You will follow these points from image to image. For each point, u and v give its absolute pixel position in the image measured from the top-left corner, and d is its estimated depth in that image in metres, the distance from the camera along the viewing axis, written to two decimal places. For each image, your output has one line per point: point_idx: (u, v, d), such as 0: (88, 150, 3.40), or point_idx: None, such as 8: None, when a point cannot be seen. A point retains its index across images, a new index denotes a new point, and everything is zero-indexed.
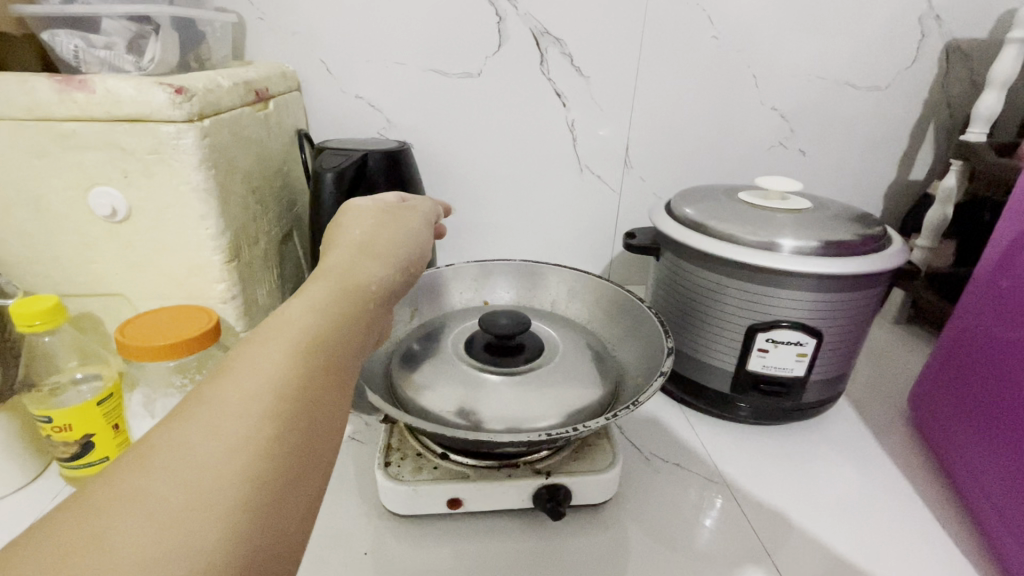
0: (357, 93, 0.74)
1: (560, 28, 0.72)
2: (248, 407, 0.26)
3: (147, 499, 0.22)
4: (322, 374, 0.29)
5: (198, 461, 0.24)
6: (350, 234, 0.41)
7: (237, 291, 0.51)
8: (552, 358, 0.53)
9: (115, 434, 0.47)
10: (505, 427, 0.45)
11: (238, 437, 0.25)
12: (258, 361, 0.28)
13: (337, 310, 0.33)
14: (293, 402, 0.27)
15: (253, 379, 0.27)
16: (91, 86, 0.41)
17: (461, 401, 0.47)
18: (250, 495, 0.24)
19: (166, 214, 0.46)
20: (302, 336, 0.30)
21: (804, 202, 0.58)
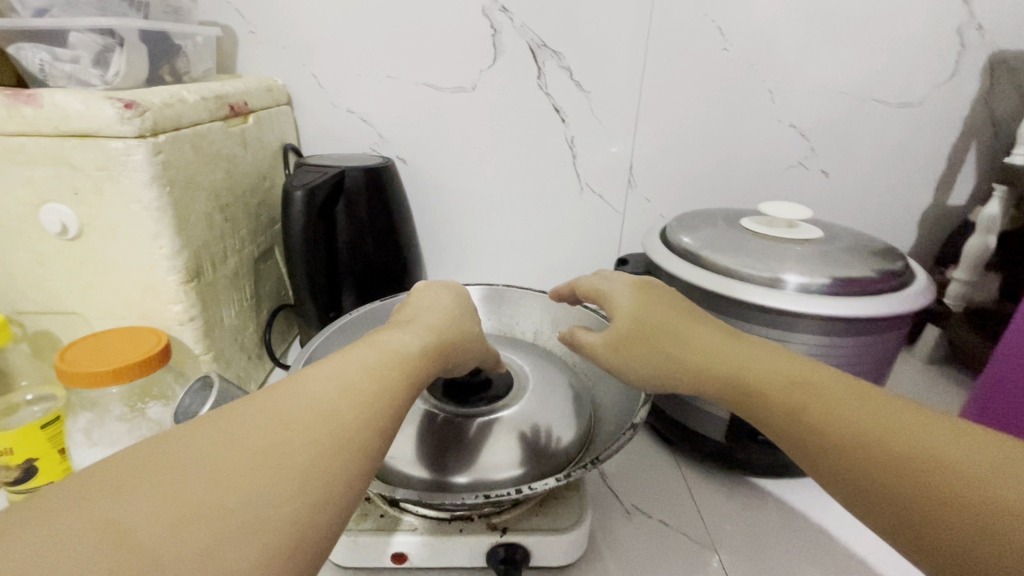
0: (348, 108, 0.72)
1: (558, 41, 0.69)
2: (327, 405, 0.28)
3: (247, 459, 0.25)
4: (398, 392, 0.32)
5: (292, 438, 0.26)
6: (438, 300, 0.44)
7: (195, 313, 0.48)
8: (524, 399, 0.48)
9: (62, 459, 0.45)
10: (457, 485, 0.40)
11: (325, 428, 0.27)
12: (346, 369, 0.31)
13: (418, 356, 0.35)
14: (372, 410, 0.30)
15: (342, 382, 0.30)
16: (39, 100, 0.40)
17: (414, 445, 0.43)
18: (312, 475, 0.26)
19: (118, 232, 0.44)
20: (381, 360, 0.33)
21: (815, 231, 0.52)
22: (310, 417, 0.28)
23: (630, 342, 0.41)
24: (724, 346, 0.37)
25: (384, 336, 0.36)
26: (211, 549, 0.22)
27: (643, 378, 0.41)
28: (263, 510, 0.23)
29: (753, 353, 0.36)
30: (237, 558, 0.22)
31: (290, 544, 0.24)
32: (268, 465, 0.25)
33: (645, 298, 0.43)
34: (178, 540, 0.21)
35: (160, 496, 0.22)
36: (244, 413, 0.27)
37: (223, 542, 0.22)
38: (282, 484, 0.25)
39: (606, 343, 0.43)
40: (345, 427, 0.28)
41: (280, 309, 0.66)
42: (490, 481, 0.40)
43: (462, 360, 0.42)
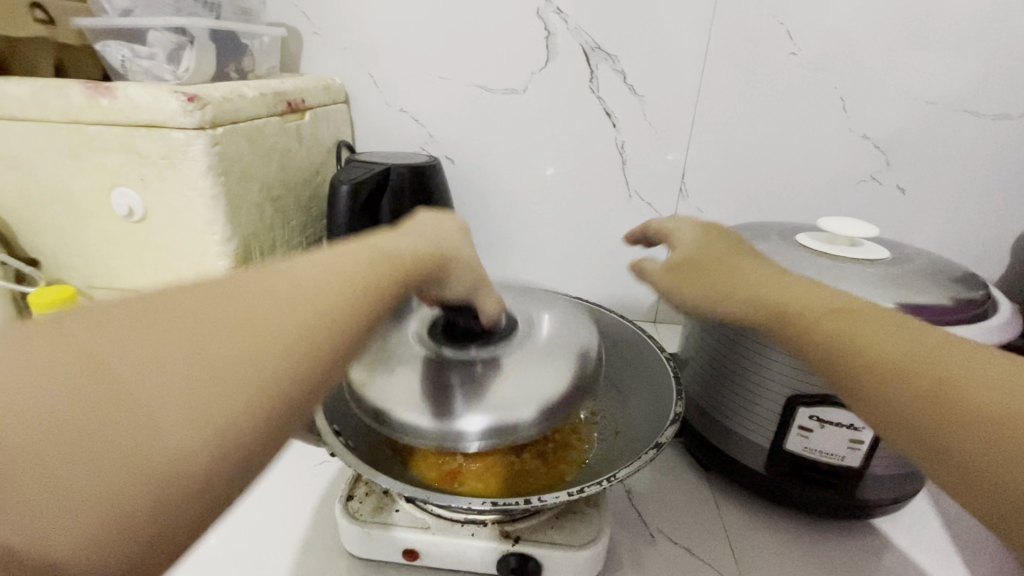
0: (401, 108, 0.74)
1: (612, 44, 0.67)
2: (309, 293, 0.25)
3: (227, 327, 0.22)
4: (381, 299, 0.28)
5: (276, 315, 0.24)
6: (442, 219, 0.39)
7: None
8: (527, 338, 0.43)
9: None
10: (458, 433, 0.37)
11: (312, 310, 0.25)
12: (335, 262, 0.28)
13: (411, 261, 0.32)
14: (352, 314, 0.26)
15: (325, 276, 0.27)
16: (114, 93, 0.43)
17: (423, 396, 0.39)
18: (281, 361, 0.23)
19: (176, 216, 0.47)
20: (372, 262, 0.29)
21: (882, 251, 0.47)
22: (298, 298, 0.25)
23: (688, 269, 0.39)
24: (762, 293, 0.34)
25: (382, 238, 0.32)
26: (188, 411, 0.20)
27: (688, 304, 0.38)
28: (244, 380, 0.22)
29: (794, 308, 0.32)
30: (216, 424, 0.21)
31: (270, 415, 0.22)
32: (250, 337, 0.22)
33: (708, 236, 0.41)
34: (154, 398, 0.20)
35: (132, 352, 0.20)
36: (225, 284, 0.24)
37: (201, 406, 0.20)
38: (247, 364, 0.22)
39: (663, 267, 0.41)
40: (325, 322, 0.25)
41: None
42: (495, 419, 0.37)
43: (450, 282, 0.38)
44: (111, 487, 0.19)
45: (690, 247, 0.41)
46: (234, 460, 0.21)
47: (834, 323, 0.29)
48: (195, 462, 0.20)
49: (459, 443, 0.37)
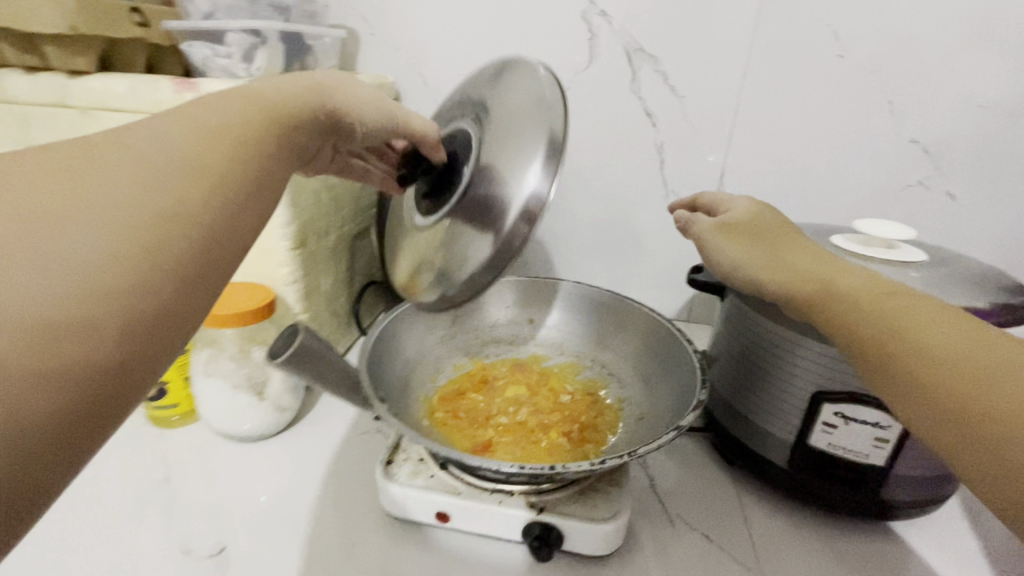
0: None
1: (655, 45, 0.69)
2: (172, 167, 0.23)
3: (120, 176, 0.22)
4: (255, 165, 0.26)
5: (170, 159, 0.23)
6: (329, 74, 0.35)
7: (298, 276, 0.56)
8: (481, 121, 0.41)
9: (186, 385, 0.55)
10: (527, 206, 0.36)
11: (216, 160, 0.24)
12: (200, 129, 0.25)
13: (312, 107, 0.32)
14: (229, 186, 0.25)
15: (191, 147, 0.24)
16: (199, 88, 0.49)
17: (476, 228, 0.37)
18: (165, 249, 0.22)
19: None
20: (244, 125, 0.27)
21: (920, 254, 0.47)
22: (189, 144, 0.24)
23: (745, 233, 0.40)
24: (813, 266, 0.35)
25: (273, 82, 0.31)
26: (97, 258, 0.20)
27: (732, 264, 0.40)
28: (155, 224, 0.22)
29: (839, 285, 0.33)
30: (130, 287, 0.21)
31: (193, 256, 0.23)
32: (148, 183, 0.22)
33: (762, 207, 0.42)
34: (53, 249, 0.20)
35: (22, 216, 0.20)
36: (79, 170, 0.22)
37: (112, 250, 0.21)
38: (121, 258, 0.21)
39: (714, 224, 0.42)
40: (201, 201, 0.23)
41: (370, 284, 0.73)
42: (539, 164, 0.36)
43: (378, 133, 0.38)
44: (42, 339, 0.19)
45: (751, 208, 0.43)
46: (164, 302, 0.22)
47: (881, 305, 0.30)
48: (123, 304, 0.21)
49: (541, 204, 0.36)
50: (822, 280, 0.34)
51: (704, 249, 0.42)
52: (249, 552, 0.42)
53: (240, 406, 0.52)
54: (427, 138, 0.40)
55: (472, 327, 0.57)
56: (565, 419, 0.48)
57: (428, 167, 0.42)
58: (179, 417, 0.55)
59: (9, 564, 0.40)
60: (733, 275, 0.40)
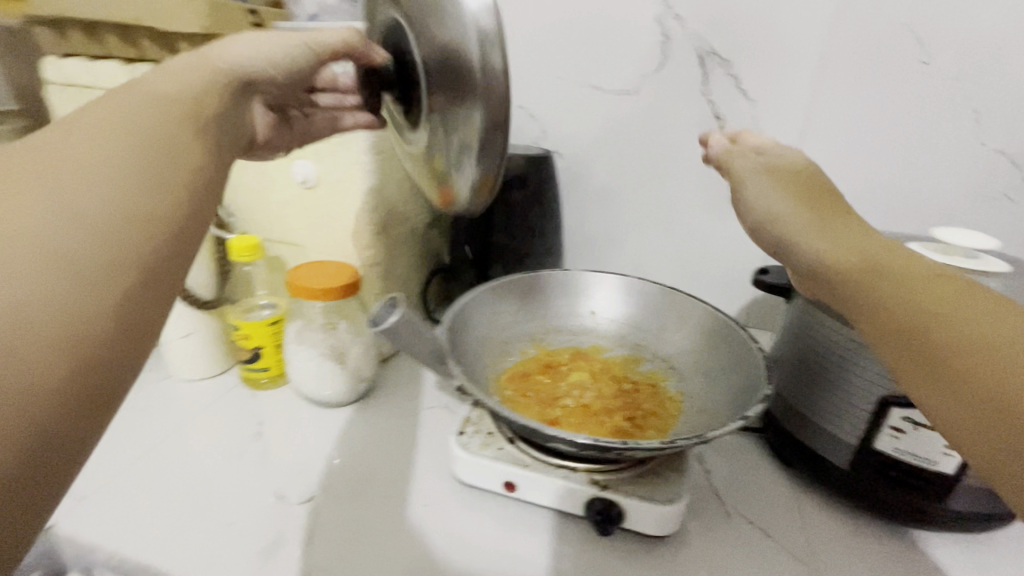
0: (520, 104, 0.80)
1: (729, 48, 0.69)
2: (128, 171, 0.25)
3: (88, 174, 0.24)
4: (200, 159, 0.28)
5: (132, 152, 0.25)
6: (234, 47, 0.36)
7: (380, 258, 0.60)
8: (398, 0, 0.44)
9: (276, 352, 0.60)
10: (488, 39, 0.37)
11: (171, 160, 0.26)
12: (138, 131, 0.26)
13: (231, 76, 0.34)
14: (185, 184, 0.27)
15: (135, 151, 0.25)
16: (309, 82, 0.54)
17: (455, 88, 0.40)
18: (141, 245, 0.24)
19: (341, 187, 0.57)
20: (177, 119, 0.28)
21: (1003, 264, 0.47)
22: (139, 135, 0.26)
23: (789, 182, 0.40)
24: (858, 244, 0.32)
25: (184, 56, 0.33)
26: (86, 247, 0.22)
27: (770, 214, 0.38)
28: (134, 216, 0.24)
29: (880, 262, 0.30)
30: (118, 290, 0.23)
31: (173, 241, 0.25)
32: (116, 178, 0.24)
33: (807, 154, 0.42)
34: (44, 244, 0.21)
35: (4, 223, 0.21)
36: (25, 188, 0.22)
37: (103, 237, 0.23)
38: (99, 263, 0.22)
39: (751, 172, 0.43)
40: (163, 201, 0.25)
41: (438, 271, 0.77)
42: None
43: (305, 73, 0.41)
44: (50, 350, 0.20)
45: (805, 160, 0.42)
46: (152, 285, 0.24)
47: (911, 292, 0.27)
48: (118, 292, 0.23)
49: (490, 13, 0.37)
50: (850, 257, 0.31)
51: (744, 196, 0.42)
52: (334, 512, 0.46)
53: (326, 373, 0.57)
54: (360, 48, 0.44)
55: (537, 315, 0.59)
56: (626, 404, 0.51)
57: (390, 84, 0.46)
58: (267, 380, 0.61)
59: (132, 497, 0.46)
60: (772, 229, 0.38)
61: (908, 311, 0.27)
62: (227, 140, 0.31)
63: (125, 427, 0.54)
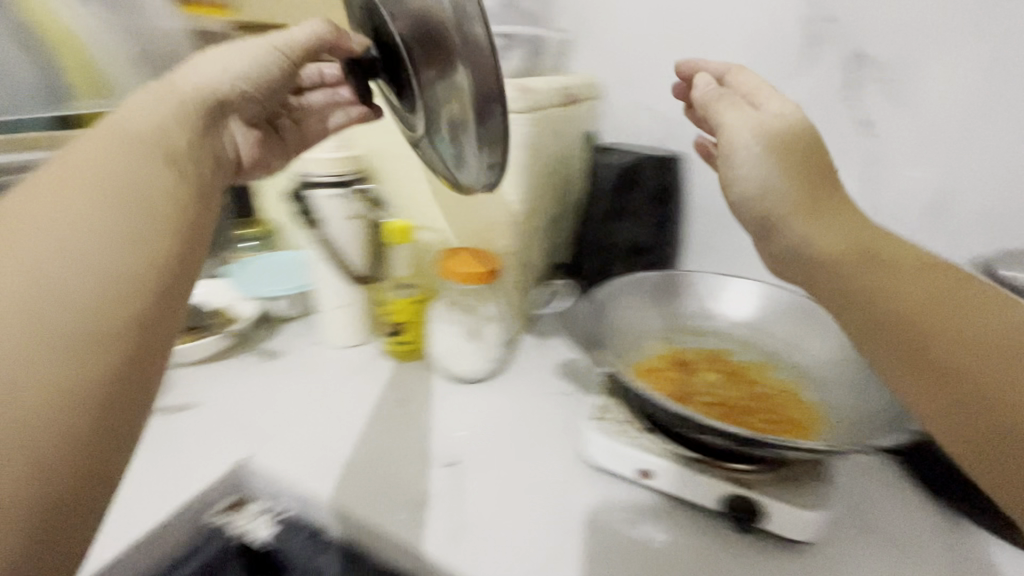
0: (641, 105, 0.78)
1: (882, 49, 0.60)
2: (108, 222, 0.26)
3: (77, 216, 0.26)
4: (180, 200, 0.31)
5: (117, 193, 0.28)
6: (184, 85, 0.39)
7: (518, 249, 0.64)
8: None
9: (419, 329, 0.66)
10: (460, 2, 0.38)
11: (156, 206, 0.29)
12: (110, 180, 0.28)
13: (196, 112, 0.38)
14: (169, 225, 0.29)
15: (109, 202, 0.27)
16: None
17: (445, 75, 0.43)
18: (137, 281, 0.26)
19: (490, 179, 0.61)
20: (151, 164, 0.31)
21: None
22: (122, 177, 0.29)
23: (783, 149, 0.39)
24: (846, 232, 0.36)
25: (144, 95, 0.36)
26: (83, 291, 0.24)
27: (749, 193, 0.40)
28: (133, 245, 0.27)
29: (865, 243, 0.35)
30: (117, 329, 0.24)
31: (169, 269, 0.28)
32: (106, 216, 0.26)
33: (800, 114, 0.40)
34: (42, 294, 0.23)
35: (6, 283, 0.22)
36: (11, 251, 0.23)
37: (105, 281, 0.25)
38: (99, 307, 0.24)
39: (750, 127, 0.40)
40: (145, 244, 0.27)
41: (560, 265, 0.79)
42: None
43: (277, 82, 0.45)
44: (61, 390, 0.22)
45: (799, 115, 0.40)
46: (157, 307, 0.26)
47: (889, 291, 0.33)
48: (118, 330, 0.24)
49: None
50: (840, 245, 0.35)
51: (729, 164, 0.40)
52: (480, 485, 0.50)
53: (468, 350, 0.62)
54: (321, 42, 0.46)
55: (668, 315, 0.61)
56: (764, 407, 0.51)
57: (376, 67, 0.49)
58: (408, 354, 0.66)
59: (299, 448, 0.53)
60: (759, 204, 0.39)
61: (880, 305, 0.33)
62: (196, 167, 0.34)
63: (289, 385, 0.62)
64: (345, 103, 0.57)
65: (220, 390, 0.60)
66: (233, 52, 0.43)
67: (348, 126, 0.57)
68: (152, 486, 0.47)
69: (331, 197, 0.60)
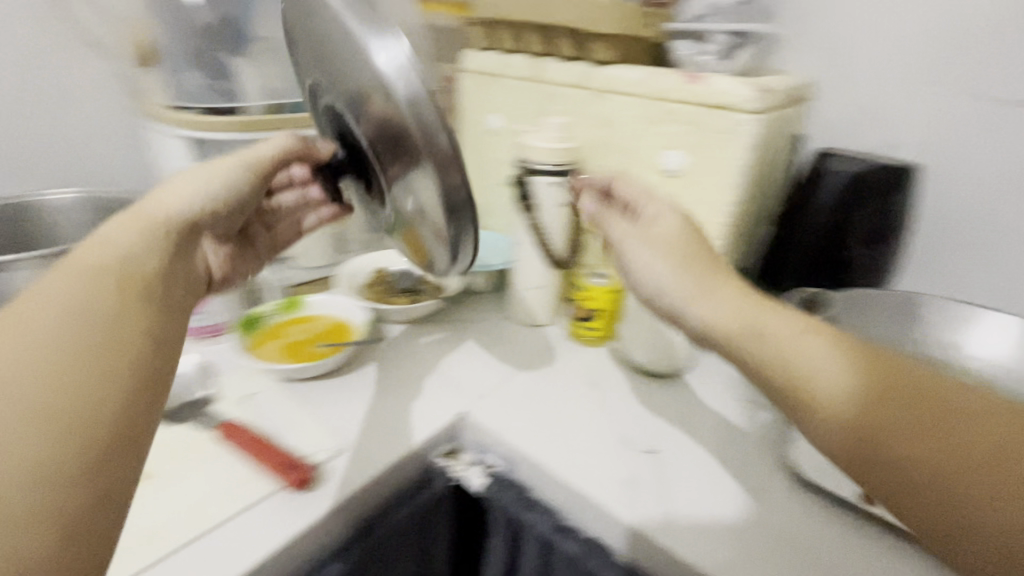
0: (864, 108, 0.70)
1: None
2: (66, 357, 0.27)
3: (16, 376, 0.26)
4: (143, 315, 0.31)
5: (67, 336, 0.28)
6: (166, 199, 0.43)
7: (724, 250, 0.63)
8: (330, 91, 0.49)
9: (608, 317, 0.68)
10: (419, 103, 0.40)
11: (117, 330, 0.30)
12: (68, 308, 0.29)
13: (166, 236, 0.39)
14: (126, 349, 0.30)
15: (62, 332, 0.28)
16: (705, 80, 0.58)
17: (405, 162, 0.44)
18: (100, 411, 0.27)
19: (708, 179, 0.61)
20: (112, 286, 0.32)
21: None
22: (73, 317, 0.29)
23: (667, 250, 0.49)
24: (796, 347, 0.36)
25: (120, 217, 0.38)
26: (51, 426, 0.25)
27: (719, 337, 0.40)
28: (91, 373, 0.28)
29: (867, 372, 0.33)
30: (79, 464, 0.25)
31: (132, 383, 0.29)
32: (62, 368, 0.27)
33: (683, 223, 0.51)
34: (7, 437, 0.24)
35: None
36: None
37: (63, 415, 0.26)
38: (57, 450, 0.25)
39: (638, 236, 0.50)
40: (103, 373, 0.28)
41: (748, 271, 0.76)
42: (380, 46, 0.41)
43: (247, 192, 0.50)
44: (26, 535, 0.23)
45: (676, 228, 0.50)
46: (124, 422, 0.28)
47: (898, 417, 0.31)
48: (86, 457, 0.26)
49: (412, 78, 0.40)
50: (858, 387, 0.33)
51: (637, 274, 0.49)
52: (679, 477, 0.51)
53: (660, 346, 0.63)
54: (294, 149, 0.52)
55: (892, 338, 0.57)
56: None
57: (344, 167, 0.53)
58: (593, 339, 0.69)
59: (506, 412, 0.58)
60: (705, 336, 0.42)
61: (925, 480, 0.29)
62: (168, 272, 0.36)
63: (489, 353, 0.68)
64: (317, 204, 0.63)
65: (433, 348, 0.68)
66: (206, 173, 0.47)
67: (320, 225, 0.63)
68: (399, 423, 0.55)
69: (550, 184, 0.64)
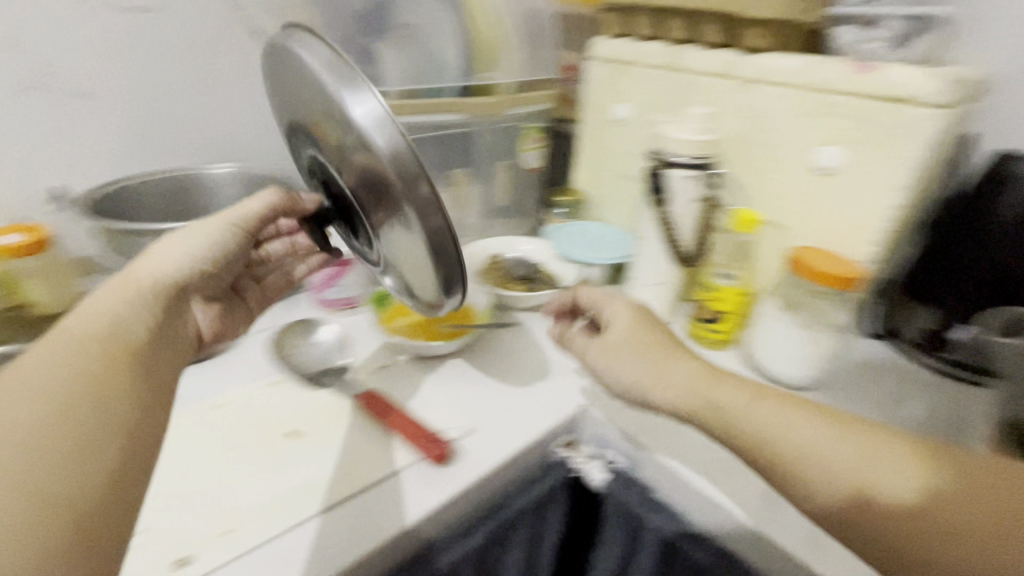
0: None
1: None
2: (60, 431, 0.26)
3: (14, 453, 0.24)
4: (140, 388, 0.31)
5: (61, 410, 0.27)
6: (148, 263, 0.41)
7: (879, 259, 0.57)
8: (308, 139, 0.46)
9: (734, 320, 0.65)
10: (399, 152, 0.37)
11: (114, 400, 0.29)
12: (66, 375, 0.28)
13: (155, 301, 0.38)
14: (120, 422, 0.29)
15: (59, 405, 0.27)
16: (880, 69, 0.52)
17: (385, 211, 0.40)
18: (88, 489, 0.26)
19: (868, 180, 0.56)
20: (108, 354, 0.31)
21: None
22: (67, 387, 0.28)
23: (629, 349, 0.44)
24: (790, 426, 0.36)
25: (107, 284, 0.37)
26: (45, 507, 0.24)
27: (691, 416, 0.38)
28: (86, 448, 0.27)
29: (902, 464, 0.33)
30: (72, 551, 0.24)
31: (125, 458, 0.28)
32: (52, 443, 0.26)
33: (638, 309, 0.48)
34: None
35: None
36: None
37: (54, 495, 0.25)
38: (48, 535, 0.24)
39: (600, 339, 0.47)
40: (95, 450, 0.27)
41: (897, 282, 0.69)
42: (354, 98, 0.37)
43: (236, 249, 0.49)
44: None
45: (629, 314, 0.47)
46: (115, 501, 0.27)
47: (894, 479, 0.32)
48: (80, 540, 0.25)
49: (387, 124, 0.37)
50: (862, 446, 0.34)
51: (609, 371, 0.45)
52: None
53: (796, 355, 0.58)
54: (275, 201, 0.50)
55: None
56: None
57: (330, 215, 0.51)
58: (714, 342, 0.66)
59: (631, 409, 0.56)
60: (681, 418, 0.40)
61: (922, 544, 0.30)
62: (159, 336, 0.36)
63: None
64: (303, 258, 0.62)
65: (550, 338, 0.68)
66: (189, 235, 0.46)
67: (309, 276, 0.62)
68: (523, 408, 0.55)
69: (685, 176, 0.61)
